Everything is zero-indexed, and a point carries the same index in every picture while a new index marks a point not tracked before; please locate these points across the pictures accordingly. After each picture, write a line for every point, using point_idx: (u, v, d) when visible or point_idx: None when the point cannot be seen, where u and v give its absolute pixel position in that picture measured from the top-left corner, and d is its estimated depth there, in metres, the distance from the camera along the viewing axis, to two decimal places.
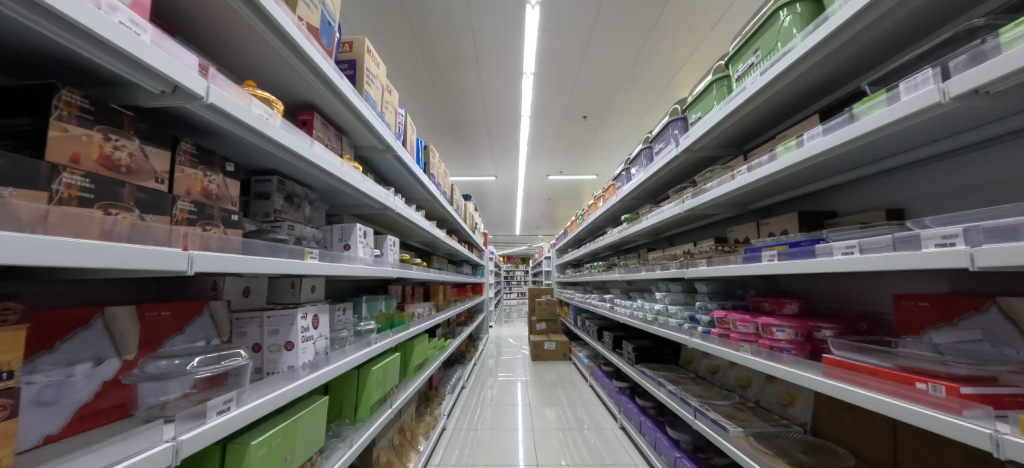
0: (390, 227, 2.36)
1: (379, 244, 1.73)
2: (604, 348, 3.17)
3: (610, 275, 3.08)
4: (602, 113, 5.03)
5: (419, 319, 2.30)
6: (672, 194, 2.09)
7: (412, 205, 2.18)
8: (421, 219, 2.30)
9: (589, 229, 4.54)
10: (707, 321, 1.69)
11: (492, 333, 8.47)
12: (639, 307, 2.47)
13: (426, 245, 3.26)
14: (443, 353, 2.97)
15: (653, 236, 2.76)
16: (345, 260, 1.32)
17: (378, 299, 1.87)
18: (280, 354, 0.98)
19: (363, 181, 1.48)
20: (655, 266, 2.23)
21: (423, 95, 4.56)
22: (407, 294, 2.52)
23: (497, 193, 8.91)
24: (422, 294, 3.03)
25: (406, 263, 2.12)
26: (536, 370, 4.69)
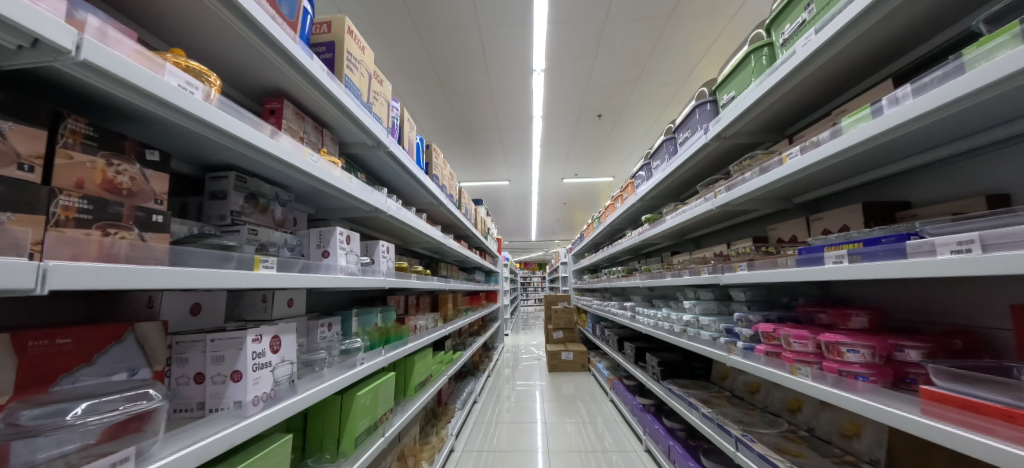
0: (389, 233, 2.20)
1: (369, 251, 1.55)
2: (626, 360, 2.87)
3: (630, 281, 2.80)
4: (617, 110, 4.76)
5: (424, 332, 2.11)
6: (700, 190, 1.70)
7: (412, 208, 2.01)
8: (422, 223, 2.12)
9: (606, 233, 4.26)
10: (748, 335, 1.32)
11: (509, 341, 8.21)
12: (665, 316, 2.14)
13: (434, 251, 3.09)
14: (452, 366, 2.76)
15: (678, 237, 2.47)
16: (320, 269, 1.13)
17: (372, 311, 1.68)
18: (225, 386, 0.79)
19: (345, 178, 1.31)
20: (681, 271, 1.90)
21: (432, 97, 4.46)
22: (411, 303, 2.34)
23: (511, 198, 8.73)
24: (428, 303, 2.84)
25: (404, 271, 1.92)
26: (552, 382, 4.40)
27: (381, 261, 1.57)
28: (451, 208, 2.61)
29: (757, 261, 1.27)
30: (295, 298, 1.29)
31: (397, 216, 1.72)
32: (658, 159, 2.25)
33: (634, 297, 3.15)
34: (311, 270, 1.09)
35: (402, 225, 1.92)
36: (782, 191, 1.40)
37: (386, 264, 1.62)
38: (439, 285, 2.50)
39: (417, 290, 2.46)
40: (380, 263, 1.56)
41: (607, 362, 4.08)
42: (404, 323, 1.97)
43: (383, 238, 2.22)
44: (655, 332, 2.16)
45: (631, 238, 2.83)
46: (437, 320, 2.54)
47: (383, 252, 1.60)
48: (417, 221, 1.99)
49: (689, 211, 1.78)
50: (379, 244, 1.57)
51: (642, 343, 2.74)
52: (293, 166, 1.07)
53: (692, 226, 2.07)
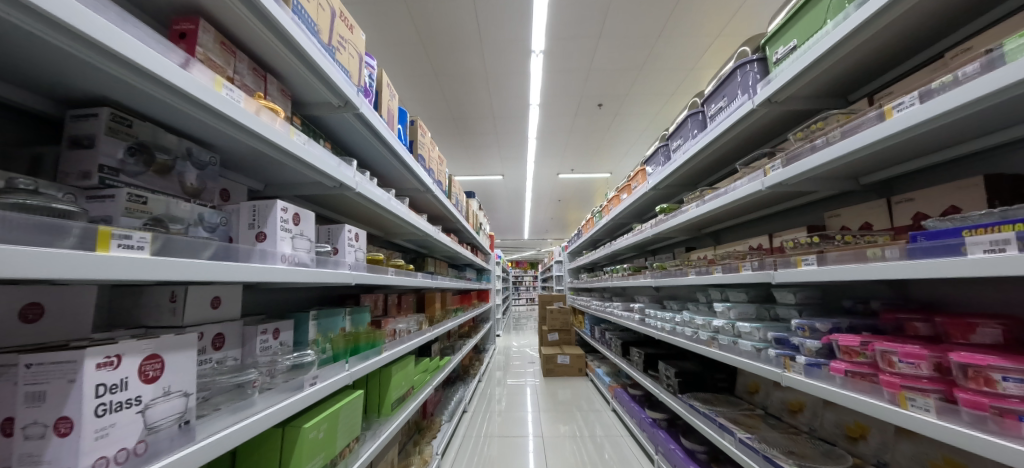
0: (365, 221, 1.86)
1: (331, 236, 1.20)
2: (633, 368, 2.58)
3: (638, 281, 2.51)
4: (620, 100, 4.48)
5: (406, 338, 1.79)
6: (740, 168, 1.40)
7: (392, 190, 1.68)
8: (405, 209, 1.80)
9: (606, 229, 3.97)
10: (814, 348, 1.04)
11: (501, 343, 7.88)
12: (684, 320, 1.85)
13: (419, 246, 2.76)
14: (438, 375, 2.44)
15: (695, 231, 2.19)
16: (245, 255, 0.79)
17: (338, 314, 1.35)
18: (44, 443, 0.46)
19: (297, 140, 0.98)
20: (707, 268, 1.60)
21: (422, 80, 4.10)
22: (390, 303, 2.01)
23: (505, 194, 8.40)
24: (413, 303, 2.51)
25: (379, 265, 1.59)
26: (547, 388, 4.10)
27: (347, 250, 1.22)
28: (439, 195, 2.30)
29: (831, 253, 0.96)
30: (225, 297, 0.95)
31: (375, 198, 1.40)
32: (676, 140, 1.94)
33: (640, 298, 2.86)
34: (234, 257, 0.76)
35: (381, 210, 1.60)
36: (854, 170, 1.11)
37: (353, 254, 1.27)
38: (426, 283, 2.18)
39: (398, 288, 2.13)
40: (346, 252, 1.21)
41: (606, 366, 3.80)
42: (380, 326, 1.64)
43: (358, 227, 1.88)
44: (673, 339, 1.87)
45: (640, 233, 2.53)
46: (423, 323, 2.22)
47: (351, 238, 1.25)
48: (399, 207, 1.67)
49: (721, 196, 1.49)
50: (346, 226, 1.22)
51: (652, 349, 2.45)
52: (211, 111, 0.73)
53: (719, 217, 1.79)
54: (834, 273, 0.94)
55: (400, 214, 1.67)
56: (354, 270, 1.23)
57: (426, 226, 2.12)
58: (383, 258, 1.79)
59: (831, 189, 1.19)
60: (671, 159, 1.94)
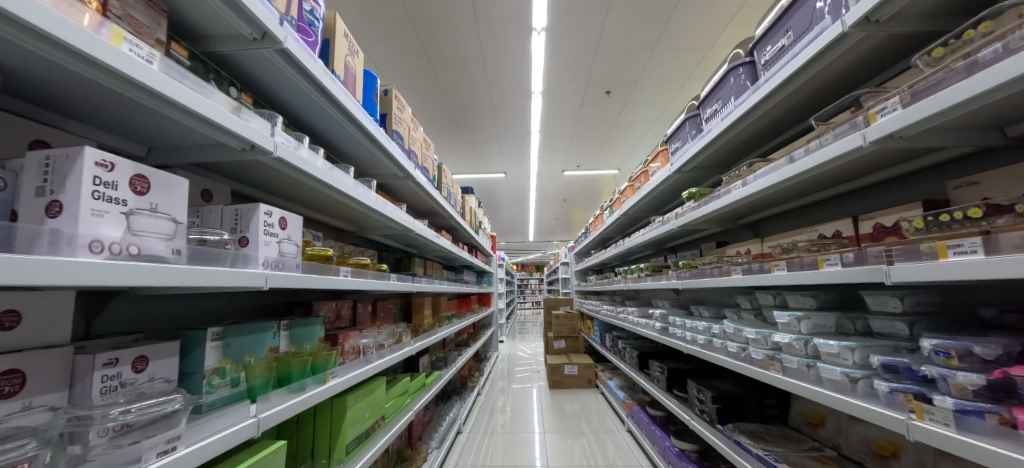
0: (324, 211, 1.51)
1: (238, 221, 0.82)
2: (653, 385, 2.18)
3: (657, 283, 2.11)
4: (630, 87, 4.04)
5: (375, 355, 1.42)
6: (817, 125, 0.98)
7: (353, 171, 1.32)
8: (374, 196, 1.44)
9: (617, 226, 3.57)
10: (974, 386, 0.65)
11: (506, 349, 7.49)
12: (724, 333, 1.45)
13: (404, 244, 2.40)
14: (425, 394, 2.06)
15: (730, 222, 1.79)
16: (26, 242, 0.41)
17: (264, 330, 0.99)
18: None
19: (150, 56, 0.59)
20: (761, 264, 1.20)
21: (413, 66, 3.76)
22: (361, 310, 1.65)
23: (507, 193, 8.02)
24: (396, 310, 2.14)
25: (329, 263, 1.20)
26: (554, 401, 3.69)
27: (261, 239, 0.83)
28: (423, 183, 1.95)
29: (1014, 236, 0.57)
30: (32, 311, 0.60)
31: (320, 176, 1.05)
32: (712, 106, 1.56)
33: (659, 303, 2.46)
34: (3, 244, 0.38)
35: (335, 195, 1.24)
36: (1011, 110, 0.72)
37: (276, 246, 0.89)
38: (408, 286, 1.82)
39: (372, 292, 1.78)
40: (260, 243, 0.83)
41: (619, 378, 3.38)
42: (336, 342, 1.28)
43: (316, 217, 1.52)
44: (710, 357, 1.47)
45: (659, 227, 2.14)
46: (405, 333, 1.86)
47: (270, 224, 0.87)
48: (362, 192, 1.32)
49: (783, 166, 1.09)
50: (262, 206, 0.85)
51: (677, 363, 2.05)
52: None
53: (770, 200, 1.40)
54: (1002, 264, 0.56)
55: (362, 201, 1.32)
56: (271, 269, 0.85)
57: (406, 219, 1.77)
58: (345, 254, 1.43)
59: (961, 145, 0.81)
60: (706, 130, 1.55)
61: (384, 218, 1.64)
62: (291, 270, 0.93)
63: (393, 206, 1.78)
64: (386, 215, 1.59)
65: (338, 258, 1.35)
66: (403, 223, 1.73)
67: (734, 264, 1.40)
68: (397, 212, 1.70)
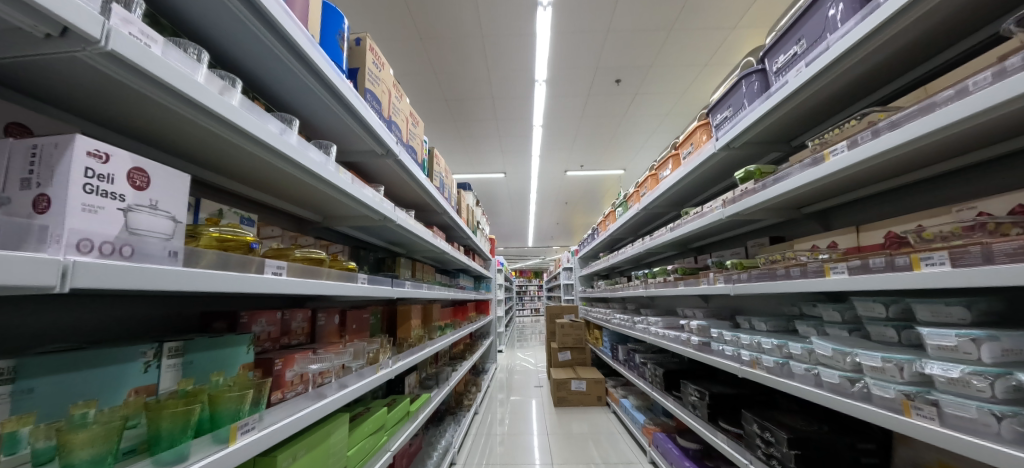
0: (267, 186, 1.14)
1: (38, 167, 0.44)
2: (687, 412, 1.77)
3: (689, 289, 1.72)
4: (640, 75, 3.71)
5: (332, 386, 1.01)
6: (1015, 34, 0.62)
7: (299, 124, 0.93)
8: (332, 166, 1.06)
9: (630, 226, 3.20)
10: None
11: (506, 360, 7.04)
12: (808, 355, 1.05)
13: (386, 241, 2.01)
14: (409, 425, 1.63)
15: (791, 211, 1.41)
16: None
17: (123, 361, 0.59)
18: None
19: None
20: (887, 257, 0.81)
21: (405, 48, 3.41)
22: (323, 321, 1.26)
23: (506, 194, 7.65)
24: (375, 319, 1.74)
25: (249, 254, 0.80)
26: (560, 420, 3.26)
27: (74, 200, 0.44)
28: (408, 164, 1.59)
29: None
30: None
31: (231, 117, 0.67)
32: (788, 50, 1.12)
33: (689, 311, 2.07)
34: None
35: (268, 157, 0.88)
36: None
37: (121, 218, 0.49)
38: (387, 291, 1.43)
39: (340, 297, 1.38)
40: (69, 204, 0.43)
41: (634, 397, 2.94)
42: (272, 368, 0.88)
43: (248, 192, 1.14)
44: (786, 388, 1.07)
45: (690, 222, 1.77)
46: (383, 351, 1.46)
47: (103, 176, 0.48)
48: (313, 159, 0.95)
49: (938, 105, 0.71)
50: (82, 141, 0.46)
51: (720, 387, 1.64)
52: None
53: (871, 171, 1.01)
54: None
55: (312, 170, 0.95)
56: (96, 257, 0.45)
57: (384, 205, 1.41)
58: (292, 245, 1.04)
59: None
60: (777, 85, 1.13)
61: (351, 200, 1.27)
62: (153, 262, 0.52)
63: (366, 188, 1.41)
64: (355, 197, 1.23)
65: (275, 250, 0.95)
66: (380, 209, 1.37)
67: (824, 260, 1.00)
68: (372, 195, 1.33)
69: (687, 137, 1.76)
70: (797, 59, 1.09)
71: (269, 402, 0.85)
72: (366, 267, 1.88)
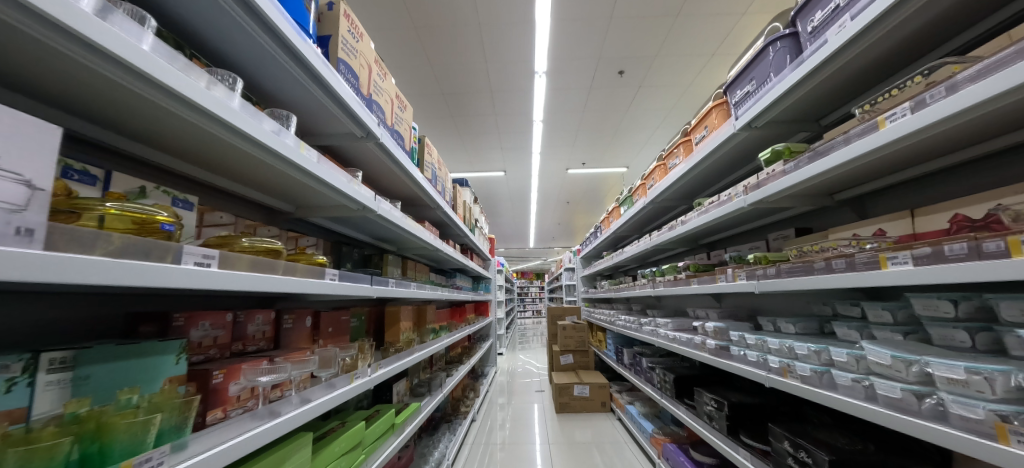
0: (215, 165, 0.94)
1: None
2: (700, 422, 1.59)
3: (704, 287, 1.54)
4: (645, 65, 3.54)
5: (287, 403, 0.85)
6: None
7: (243, 84, 0.74)
8: (292, 141, 0.86)
9: (635, 223, 3.04)
10: None
11: (507, 363, 6.86)
12: (856, 363, 0.88)
13: (374, 237, 1.85)
14: (394, 439, 1.46)
15: (822, 198, 1.23)
16: None
17: None
18: None
19: None
20: (970, 242, 0.63)
21: (399, 39, 3.27)
22: (290, 323, 1.10)
23: (507, 193, 7.49)
24: (357, 321, 1.57)
25: (170, 239, 0.63)
26: (562, 428, 3.08)
27: None
28: (391, 148, 1.42)
29: None
30: None
31: (133, 60, 0.46)
32: (828, 3, 0.94)
33: (701, 312, 1.89)
34: None
35: (202, 123, 0.67)
36: None
37: None
38: (366, 290, 1.27)
39: (312, 296, 1.22)
40: None
41: (641, 404, 2.76)
42: (208, 383, 0.72)
43: (197, 172, 0.96)
44: (827, 402, 0.90)
45: (704, 214, 1.60)
46: (362, 357, 1.30)
47: None
48: (265, 129, 0.76)
49: None
50: None
51: (740, 396, 1.45)
52: None
53: (933, 142, 0.84)
54: None
55: (264, 143, 0.75)
56: None
57: (362, 190, 1.24)
58: (244, 234, 0.88)
59: None
60: (813, 48, 0.97)
61: (321, 185, 1.09)
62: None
63: (343, 174, 1.25)
64: (325, 181, 1.05)
65: (222, 237, 0.79)
66: (358, 198, 1.20)
67: (876, 250, 0.83)
68: (348, 181, 1.16)
69: (700, 121, 1.59)
70: (838, 13, 0.91)
71: (203, 423, 0.70)
72: (351, 264, 1.70)
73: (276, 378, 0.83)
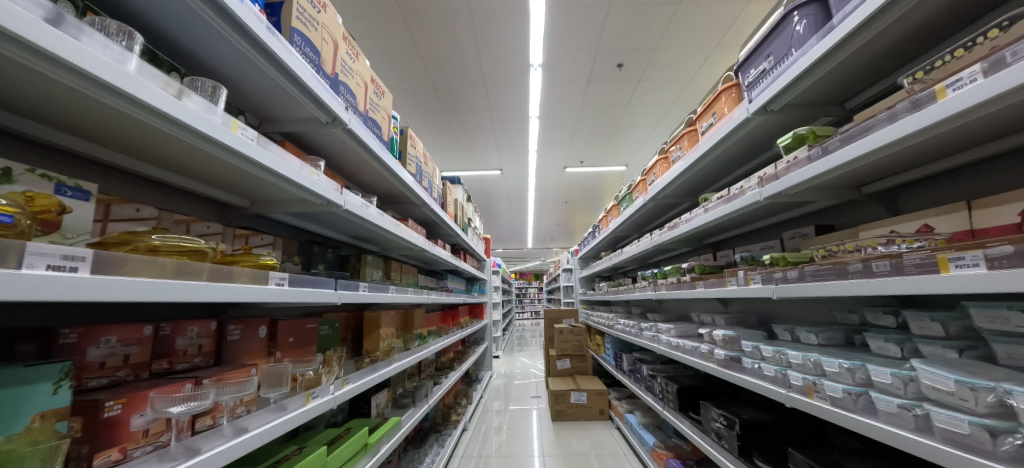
0: (133, 150, 0.76)
1: None
2: (705, 439, 1.44)
3: (711, 291, 1.39)
4: (645, 57, 3.40)
5: (216, 435, 0.69)
6: None
7: (141, 39, 0.59)
8: (221, 118, 0.70)
9: (635, 222, 2.89)
10: None
11: (504, 365, 6.70)
12: (904, 386, 0.71)
13: (351, 236, 1.69)
14: (369, 460, 1.29)
15: (849, 191, 1.07)
16: None
17: None
18: None
19: None
20: None
21: (387, 29, 3.11)
22: (237, 336, 0.94)
23: (503, 192, 7.33)
24: (329, 328, 1.42)
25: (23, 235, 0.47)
26: (558, 437, 2.92)
27: None
28: (363, 135, 1.27)
29: None
30: None
31: None
32: None
33: (707, 318, 1.75)
34: None
35: (74, 84, 0.49)
36: None
37: None
38: (330, 295, 1.11)
39: (267, 303, 1.07)
40: None
41: (642, 413, 2.61)
42: (97, 415, 0.57)
43: (122, 162, 0.79)
44: (865, 431, 0.73)
45: (711, 210, 1.45)
46: (326, 373, 1.11)
47: None
48: (172, 98, 0.58)
49: None
50: None
51: (753, 413, 1.30)
52: None
53: (997, 121, 0.69)
54: None
55: (167, 114, 0.57)
56: None
57: (321, 180, 1.07)
58: (161, 230, 0.73)
59: None
60: (843, 13, 0.83)
61: (267, 174, 0.91)
62: None
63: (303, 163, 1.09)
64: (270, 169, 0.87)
65: (123, 236, 0.63)
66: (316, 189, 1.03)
67: (932, 249, 0.66)
68: (302, 170, 0.99)
69: (706, 108, 1.45)
70: None
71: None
72: (324, 265, 1.53)
73: (194, 408, 0.66)
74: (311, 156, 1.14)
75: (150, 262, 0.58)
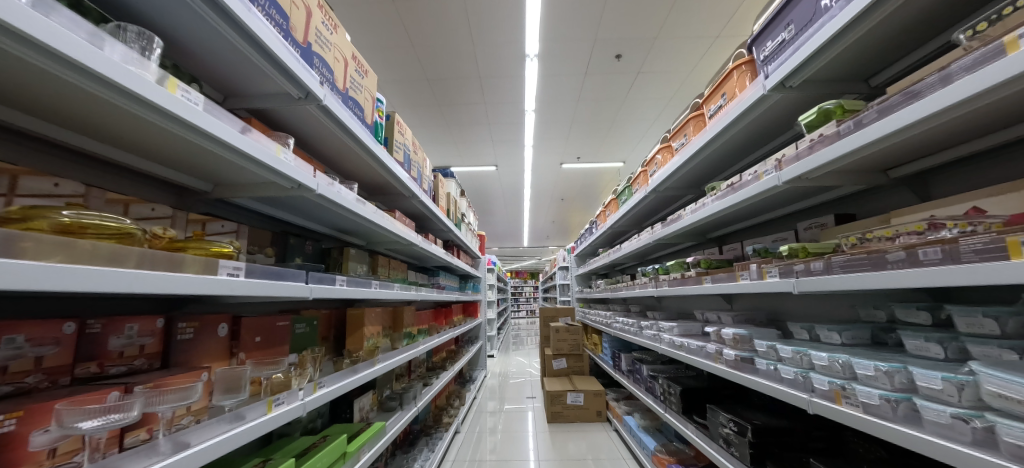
0: (55, 112, 0.63)
1: None
2: (713, 446, 1.33)
3: (720, 287, 1.29)
4: (645, 47, 3.30)
5: (148, 455, 0.55)
6: None
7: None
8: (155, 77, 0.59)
9: (634, 217, 2.79)
10: None
11: (499, 365, 6.59)
12: (960, 395, 0.60)
13: (332, 227, 1.57)
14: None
15: (875, 175, 0.98)
16: None
17: None
18: None
19: None
20: None
21: (376, 17, 2.95)
22: (190, 335, 0.82)
23: (498, 189, 7.20)
24: (307, 326, 1.30)
25: None
26: (554, 439, 2.82)
27: None
28: (340, 113, 1.13)
29: None
30: None
31: None
32: None
33: (713, 316, 1.64)
34: None
35: None
36: None
37: None
38: (301, 288, 0.97)
39: (227, 297, 0.94)
40: None
41: (641, 415, 2.51)
42: None
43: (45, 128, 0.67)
44: (907, 444, 0.64)
45: (719, 199, 1.35)
46: (297, 376, 1.00)
47: None
48: (89, 47, 0.47)
49: None
50: None
51: (765, 418, 1.20)
52: None
53: None
54: None
55: (84, 66, 0.46)
56: None
57: (288, 158, 0.95)
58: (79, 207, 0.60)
59: None
60: None
61: (223, 149, 0.79)
62: None
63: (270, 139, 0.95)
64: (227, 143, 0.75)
65: (18, 213, 0.51)
66: (283, 169, 0.90)
67: (994, 231, 0.55)
68: (266, 146, 0.87)
69: (714, 90, 1.35)
70: None
71: None
72: (302, 258, 1.40)
73: (115, 422, 0.54)
74: (280, 132, 0.99)
75: (64, 243, 0.45)
